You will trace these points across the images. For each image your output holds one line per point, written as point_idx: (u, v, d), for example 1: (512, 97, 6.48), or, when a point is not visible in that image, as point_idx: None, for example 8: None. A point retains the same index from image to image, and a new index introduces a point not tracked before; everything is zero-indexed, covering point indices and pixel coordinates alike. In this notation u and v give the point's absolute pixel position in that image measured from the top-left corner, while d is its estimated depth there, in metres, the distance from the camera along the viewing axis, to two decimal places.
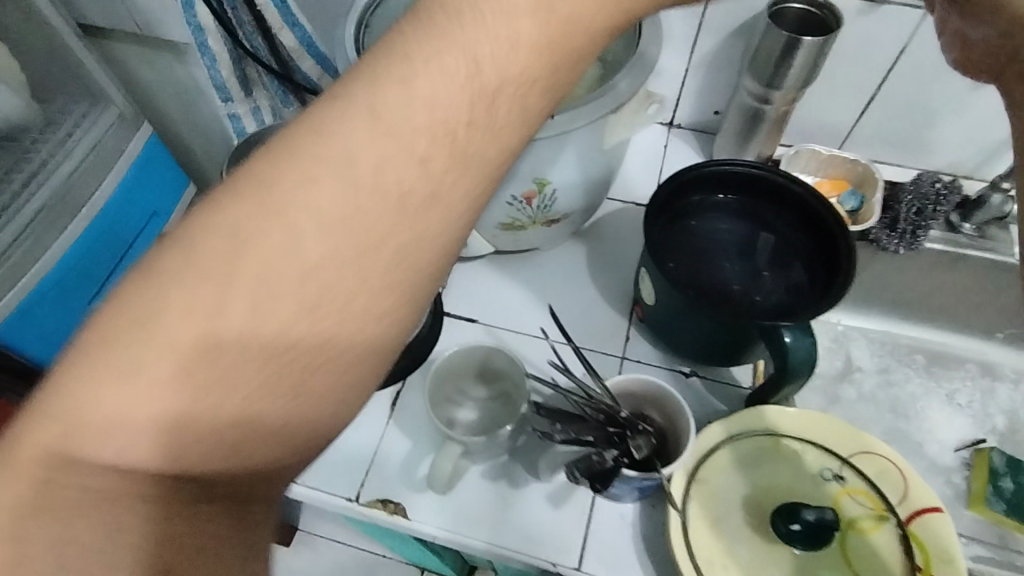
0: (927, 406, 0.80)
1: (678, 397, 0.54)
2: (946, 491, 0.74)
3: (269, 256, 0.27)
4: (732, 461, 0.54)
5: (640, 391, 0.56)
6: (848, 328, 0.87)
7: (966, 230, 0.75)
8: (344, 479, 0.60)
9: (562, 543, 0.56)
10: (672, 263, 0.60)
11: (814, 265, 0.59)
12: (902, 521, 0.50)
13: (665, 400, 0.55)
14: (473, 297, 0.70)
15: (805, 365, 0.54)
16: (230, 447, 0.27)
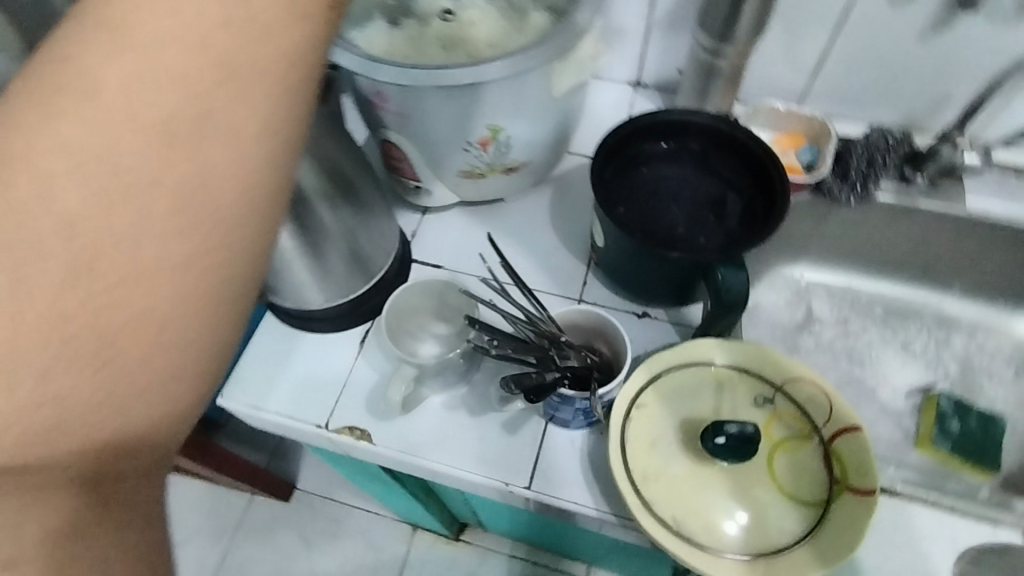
0: (881, 355, 0.84)
1: (617, 322, 0.58)
2: (895, 433, 0.77)
3: (113, 220, 0.28)
4: (671, 388, 0.58)
5: (584, 322, 0.60)
6: (809, 283, 0.89)
7: (918, 182, 0.77)
8: (315, 408, 0.64)
9: (513, 465, 0.60)
10: (622, 207, 0.65)
11: (752, 210, 0.63)
12: (826, 440, 0.54)
13: (607, 327, 0.59)
14: (440, 244, 0.75)
15: (739, 299, 0.57)
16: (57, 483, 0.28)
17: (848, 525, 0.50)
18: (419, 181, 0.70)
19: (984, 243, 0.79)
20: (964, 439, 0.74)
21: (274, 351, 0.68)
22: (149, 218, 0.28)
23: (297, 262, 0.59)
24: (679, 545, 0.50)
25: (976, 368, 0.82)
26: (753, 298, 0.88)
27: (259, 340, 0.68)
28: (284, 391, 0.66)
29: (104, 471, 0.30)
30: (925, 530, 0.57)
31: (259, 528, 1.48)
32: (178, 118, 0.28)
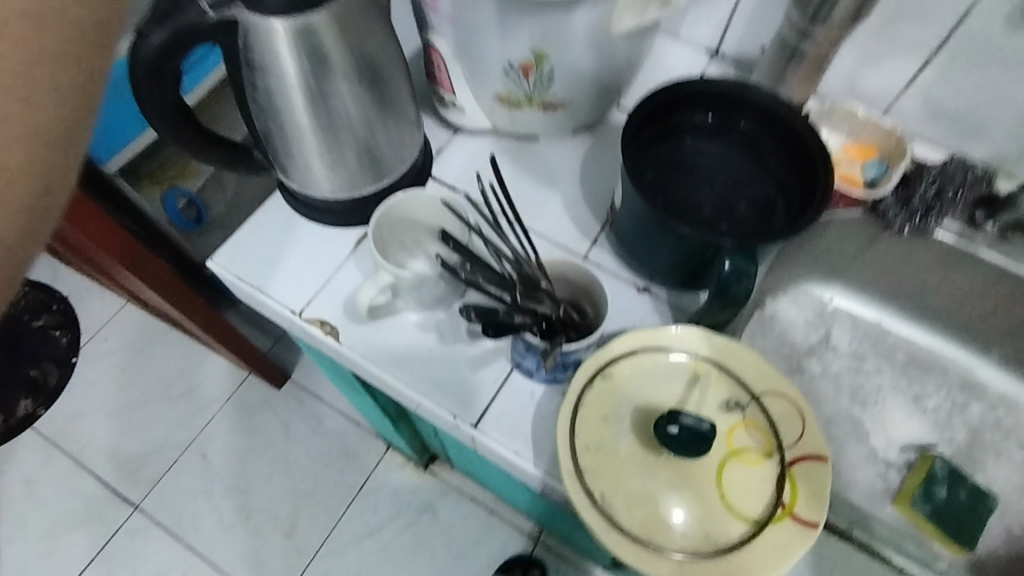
0: (887, 401, 0.79)
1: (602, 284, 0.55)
2: (875, 483, 0.73)
3: None
4: (646, 368, 0.56)
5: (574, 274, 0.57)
6: (837, 308, 0.83)
7: (987, 229, 0.70)
8: (293, 293, 0.64)
9: (467, 401, 0.59)
10: (652, 172, 0.61)
11: (782, 211, 0.58)
12: (787, 460, 0.51)
13: (591, 286, 0.56)
14: (462, 167, 0.72)
15: (741, 295, 0.54)
16: None
17: (775, 550, 0.47)
18: (453, 96, 0.67)
19: None
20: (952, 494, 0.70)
21: (271, 229, 0.68)
22: None
23: (310, 140, 0.59)
24: (596, 516, 0.48)
25: (987, 443, 0.76)
26: (771, 308, 0.83)
27: (261, 215, 0.68)
28: (270, 269, 0.66)
29: None
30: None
31: (251, 405, 1.55)
32: None
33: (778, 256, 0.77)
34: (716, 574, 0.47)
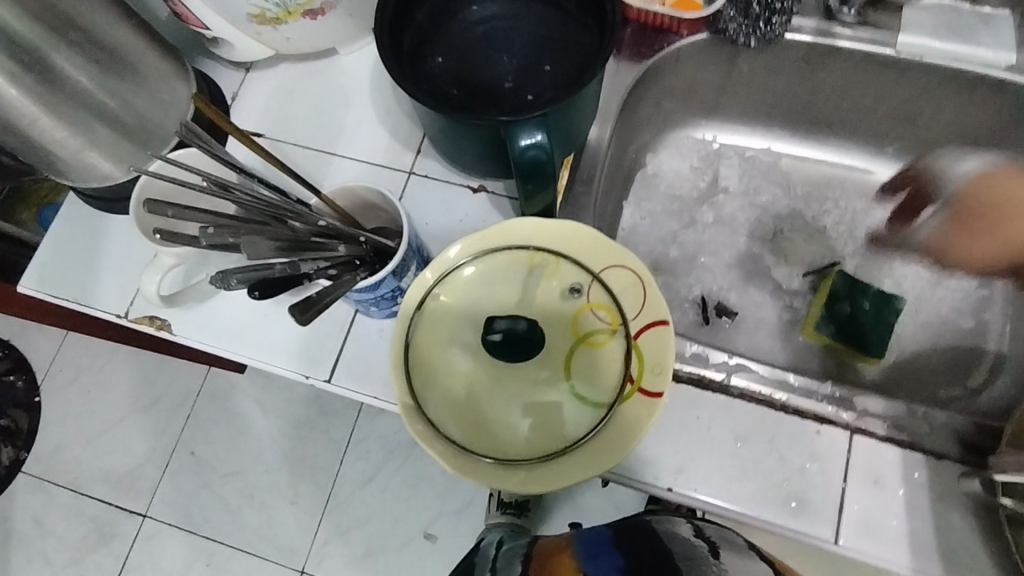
0: (787, 230, 0.74)
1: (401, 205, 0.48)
2: (782, 316, 0.71)
3: None
4: (477, 277, 0.51)
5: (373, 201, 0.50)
6: (723, 146, 0.77)
7: (845, 16, 0.61)
8: (113, 296, 0.59)
9: (315, 358, 0.55)
10: (440, 57, 0.53)
11: (586, 58, 0.51)
12: (632, 333, 0.48)
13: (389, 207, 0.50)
14: (260, 107, 0.65)
15: (547, 170, 0.48)
16: None
17: (625, 430, 0.46)
18: (208, 30, 0.58)
19: (924, 92, 0.64)
20: (855, 314, 0.67)
21: (73, 233, 0.61)
22: None
23: (49, 126, 0.51)
24: (437, 446, 0.46)
25: (894, 244, 0.72)
26: (652, 166, 0.76)
27: (60, 224, 0.62)
28: (83, 277, 0.60)
29: None
30: (762, 426, 0.50)
31: None
32: None
33: (636, 111, 0.69)
34: (571, 469, 0.45)
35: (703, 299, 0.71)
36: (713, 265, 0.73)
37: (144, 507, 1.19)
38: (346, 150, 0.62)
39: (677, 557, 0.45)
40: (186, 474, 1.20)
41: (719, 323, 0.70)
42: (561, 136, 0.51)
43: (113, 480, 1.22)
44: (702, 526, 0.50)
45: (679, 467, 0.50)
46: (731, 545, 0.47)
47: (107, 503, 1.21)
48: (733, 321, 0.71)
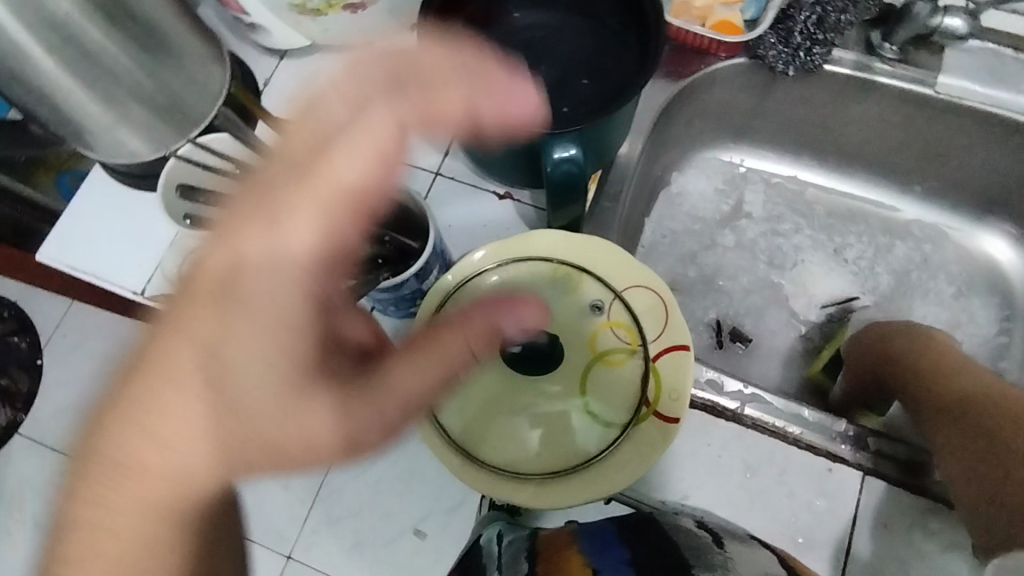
0: (808, 260, 0.74)
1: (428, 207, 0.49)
2: (796, 347, 0.70)
3: (162, 401, 0.39)
4: (499, 285, 0.51)
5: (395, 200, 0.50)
6: (750, 170, 0.76)
7: (886, 51, 0.61)
8: (132, 273, 0.59)
9: None
10: None
11: (625, 75, 0.51)
12: (650, 355, 0.48)
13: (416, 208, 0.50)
14: (292, 96, 0.64)
15: (579, 184, 0.48)
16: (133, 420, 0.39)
17: (636, 452, 0.46)
18: (248, 14, 0.58)
19: (959, 134, 0.64)
20: (852, 400, 0.60)
21: (98, 207, 0.61)
22: (171, 387, 0.39)
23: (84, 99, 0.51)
24: (449, 454, 0.46)
25: (915, 283, 0.71)
26: (677, 184, 0.76)
27: (83, 196, 0.62)
28: (103, 252, 0.60)
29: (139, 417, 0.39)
30: (772, 457, 0.50)
31: None
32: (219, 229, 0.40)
33: (666, 129, 0.69)
34: (578, 488, 0.45)
35: (718, 323, 0.71)
36: (730, 289, 0.73)
37: None
38: None
39: (683, 545, 0.42)
40: None
41: (732, 348, 0.70)
42: (594, 150, 0.51)
43: None
44: (703, 519, 0.47)
45: (687, 491, 0.50)
46: (733, 535, 0.45)
47: None
48: (746, 347, 0.70)
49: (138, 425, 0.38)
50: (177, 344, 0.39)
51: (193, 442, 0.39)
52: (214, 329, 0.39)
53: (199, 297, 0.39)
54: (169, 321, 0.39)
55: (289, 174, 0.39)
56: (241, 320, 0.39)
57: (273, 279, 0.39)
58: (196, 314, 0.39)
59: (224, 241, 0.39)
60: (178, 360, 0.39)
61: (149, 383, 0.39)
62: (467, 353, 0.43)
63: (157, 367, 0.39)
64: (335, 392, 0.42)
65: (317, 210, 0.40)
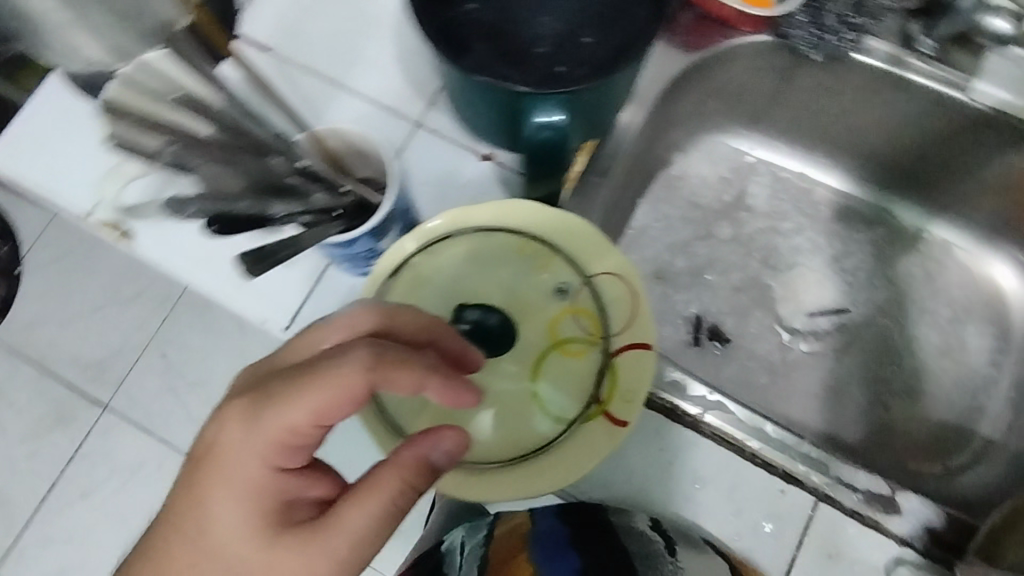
0: (804, 264, 0.69)
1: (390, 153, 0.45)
2: (776, 355, 0.67)
3: (161, 568, 0.36)
4: (461, 254, 0.47)
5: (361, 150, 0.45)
6: (758, 161, 0.71)
7: (924, 47, 0.55)
8: (80, 192, 0.55)
9: (280, 302, 0.52)
10: (472, 4, 0.48)
11: (627, 36, 0.46)
12: (611, 350, 0.44)
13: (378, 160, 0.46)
14: (271, 17, 0.59)
15: (560, 154, 0.43)
16: (133, 574, 0.37)
17: (581, 451, 0.43)
18: None
19: (987, 149, 0.59)
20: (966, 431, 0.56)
21: (51, 117, 0.57)
22: (173, 553, 0.36)
23: None
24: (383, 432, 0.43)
25: (912, 303, 0.67)
26: (678, 166, 0.71)
27: (36, 103, 0.57)
28: (52, 165, 0.56)
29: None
30: (727, 471, 0.48)
31: None
32: (234, 401, 0.36)
33: (673, 105, 0.64)
34: (512, 482, 0.42)
35: (698, 319, 0.68)
36: (718, 285, 0.69)
37: (106, 398, 1.17)
38: (354, 84, 0.57)
39: None
40: (152, 373, 1.17)
41: (709, 347, 0.67)
42: (582, 119, 0.46)
43: (81, 365, 1.19)
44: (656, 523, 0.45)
45: (631, 494, 0.47)
46: (688, 546, 0.43)
47: (71, 386, 1.18)
48: (724, 348, 0.67)
49: None
50: (180, 510, 0.37)
51: None
52: (198, 500, 0.36)
53: (200, 466, 0.36)
54: (182, 482, 0.37)
55: (305, 380, 0.35)
56: (221, 490, 0.36)
57: (246, 461, 0.36)
58: (200, 481, 0.36)
59: (232, 417, 0.36)
60: (178, 518, 0.37)
61: (159, 546, 0.37)
62: (405, 497, 0.36)
63: (171, 526, 0.37)
64: (298, 540, 0.36)
65: (293, 403, 0.35)
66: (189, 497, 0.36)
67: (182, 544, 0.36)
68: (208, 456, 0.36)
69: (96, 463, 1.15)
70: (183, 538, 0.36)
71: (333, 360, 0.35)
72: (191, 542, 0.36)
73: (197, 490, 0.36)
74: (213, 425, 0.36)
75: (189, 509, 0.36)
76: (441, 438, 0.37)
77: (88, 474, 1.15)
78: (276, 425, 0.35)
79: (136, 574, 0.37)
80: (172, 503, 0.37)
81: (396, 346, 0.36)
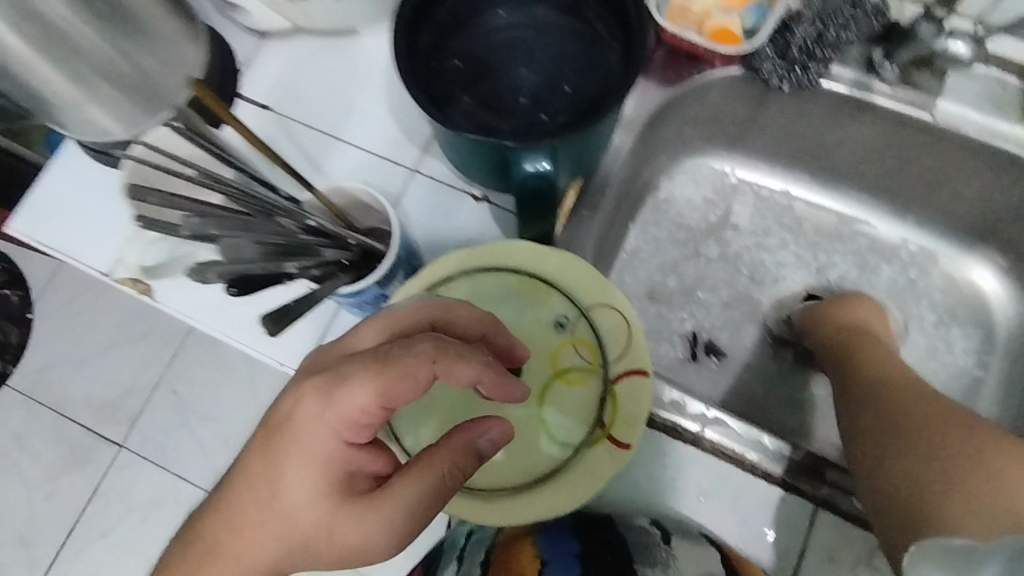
0: (786, 277, 0.73)
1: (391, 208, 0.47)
2: (771, 366, 0.69)
3: (239, 520, 0.41)
4: (466, 293, 0.50)
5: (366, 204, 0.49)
6: (741, 182, 0.74)
7: (886, 71, 0.59)
8: (100, 253, 0.58)
9: (293, 347, 0.55)
10: (460, 61, 0.51)
11: (607, 83, 0.49)
12: (610, 377, 0.47)
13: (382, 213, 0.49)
14: (271, 77, 0.62)
15: (548, 198, 0.46)
16: (212, 524, 0.42)
17: (587, 475, 0.45)
18: None
19: (952, 163, 0.62)
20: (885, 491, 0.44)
21: (69, 183, 0.60)
22: (247, 508, 0.41)
23: (49, 77, 0.50)
24: None
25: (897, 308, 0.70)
26: (665, 190, 0.74)
27: (56, 169, 0.61)
28: (72, 228, 0.59)
29: (216, 528, 0.42)
30: (727, 484, 0.50)
31: None
32: (309, 378, 0.41)
33: (656, 135, 0.67)
34: (527, 507, 0.45)
35: (694, 335, 0.70)
36: (710, 302, 0.72)
37: (121, 441, 1.19)
38: (353, 136, 0.61)
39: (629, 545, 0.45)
40: (165, 412, 1.19)
41: (706, 361, 0.69)
42: (570, 163, 0.49)
43: (95, 407, 1.21)
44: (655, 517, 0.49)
45: (637, 511, 0.50)
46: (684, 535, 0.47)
47: (86, 429, 1.21)
48: (720, 361, 0.70)
49: (217, 537, 0.41)
50: (257, 471, 0.41)
51: (254, 552, 0.41)
52: (274, 464, 0.41)
53: (276, 433, 0.41)
54: (259, 447, 0.42)
55: (376, 365, 0.39)
56: (295, 458, 0.40)
57: (319, 432, 0.40)
58: (277, 447, 0.41)
59: (307, 394, 0.40)
60: (253, 478, 0.41)
61: (237, 498, 0.41)
62: (455, 476, 0.39)
63: (246, 483, 0.41)
64: (357, 506, 0.40)
65: (363, 382, 0.39)
66: (266, 460, 0.41)
67: (256, 500, 0.41)
68: (284, 425, 0.41)
69: (114, 505, 1.17)
70: (258, 496, 0.41)
71: (404, 350, 0.39)
72: (264, 502, 0.41)
73: (273, 454, 0.41)
74: (289, 397, 0.41)
75: (263, 470, 0.41)
76: (489, 426, 0.41)
77: (106, 515, 1.17)
78: (350, 406, 0.39)
79: (215, 523, 0.42)
80: (250, 463, 0.42)
81: (455, 342, 0.40)
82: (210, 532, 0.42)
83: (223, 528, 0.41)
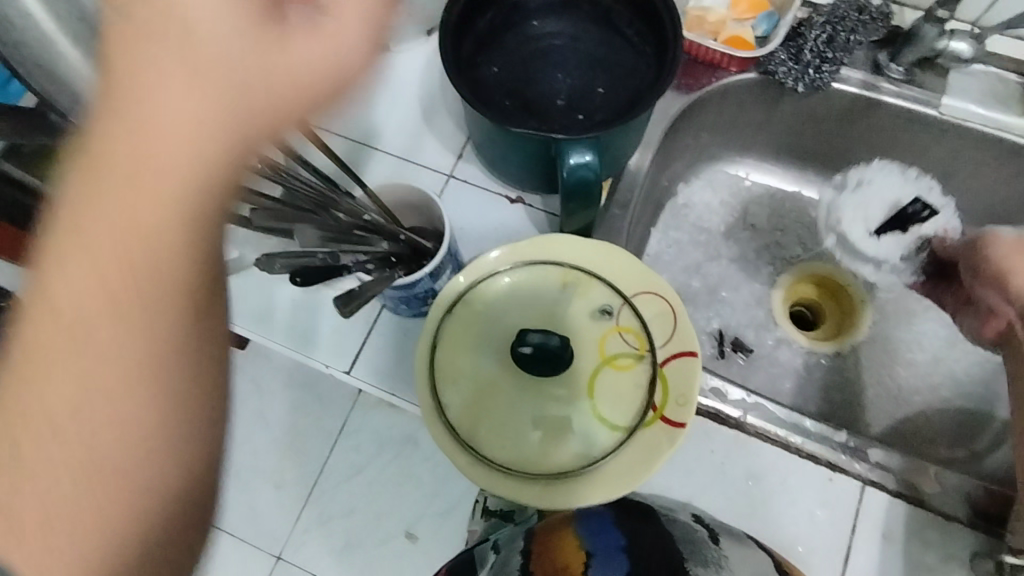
0: (872, 180, 0.71)
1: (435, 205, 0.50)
2: (798, 360, 0.71)
3: (69, 274, 0.23)
4: (509, 286, 0.52)
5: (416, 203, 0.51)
6: (754, 184, 0.77)
7: (894, 71, 0.62)
8: None
9: (337, 349, 0.55)
10: (497, 68, 0.54)
11: (639, 80, 0.52)
12: (658, 361, 0.48)
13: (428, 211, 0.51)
14: None
15: (592, 189, 0.49)
16: (32, 401, 0.24)
17: (641, 457, 0.46)
18: None
19: (960, 156, 0.65)
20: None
21: None
22: (78, 282, 0.23)
23: None
24: (460, 453, 0.47)
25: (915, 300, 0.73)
26: (683, 195, 0.77)
27: None
28: None
29: (36, 363, 0.24)
30: (775, 465, 0.51)
31: None
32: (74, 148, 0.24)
33: (675, 140, 0.70)
34: (582, 489, 0.46)
35: (720, 333, 0.72)
36: (733, 300, 0.74)
37: None
38: (388, 145, 0.63)
39: (676, 538, 0.46)
40: None
41: (734, 358, 0.71)
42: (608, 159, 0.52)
43: None
44: (699, 513, 0.49)
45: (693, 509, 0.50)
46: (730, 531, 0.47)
47: None
48: (747, 357, 0.71)
49: (56, 362, 0.24)
50: (56, 305, 0.23)
51: (151, 294, 0.24)
52: (94, 188, 0.23)
53: (59, 249, 0.23)
54: (34, 328, 0.24)
55: None
56: (95, 243, 0.23)
57: None
58: (74, 242, 0.23)
59: None
60: (61, 316, 0.23)
61: (49, 383, 0.24)
62: None
63: (67, 335, 0.24)
64: None
65: None
66: (60, 308, 0.23)
67: (111, 238, 0.23)
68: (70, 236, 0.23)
69: None
70: (88, 219, 0.23)
71: None
72: (110, 205, 0.23)
73: (64, 279, 0.23)
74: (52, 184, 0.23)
75: (75, 302, 0.23)
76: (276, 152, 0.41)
77: None
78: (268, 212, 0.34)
79: (28, 347, 0.24)
80: (43, 341, 0.24)
81: None
82: (28, 375, 0.24)
83: (61, 351, 0.24)
